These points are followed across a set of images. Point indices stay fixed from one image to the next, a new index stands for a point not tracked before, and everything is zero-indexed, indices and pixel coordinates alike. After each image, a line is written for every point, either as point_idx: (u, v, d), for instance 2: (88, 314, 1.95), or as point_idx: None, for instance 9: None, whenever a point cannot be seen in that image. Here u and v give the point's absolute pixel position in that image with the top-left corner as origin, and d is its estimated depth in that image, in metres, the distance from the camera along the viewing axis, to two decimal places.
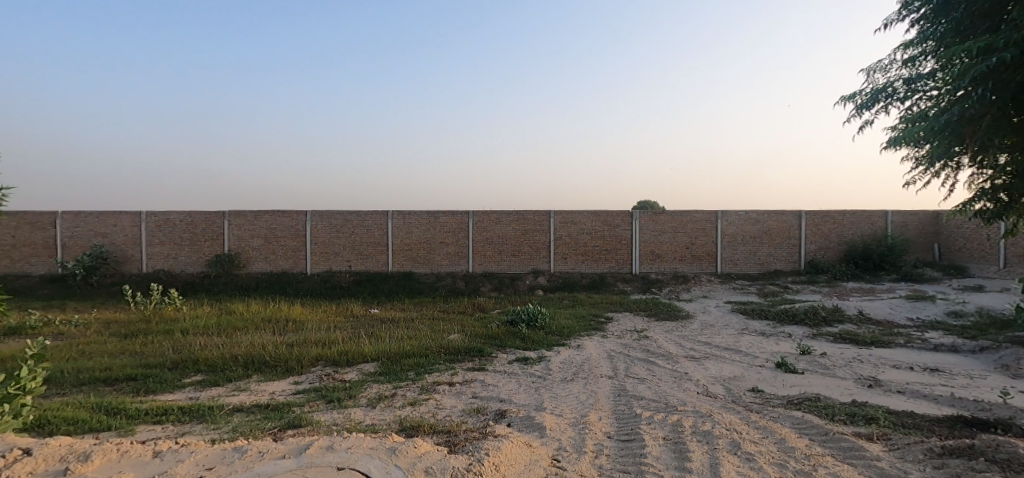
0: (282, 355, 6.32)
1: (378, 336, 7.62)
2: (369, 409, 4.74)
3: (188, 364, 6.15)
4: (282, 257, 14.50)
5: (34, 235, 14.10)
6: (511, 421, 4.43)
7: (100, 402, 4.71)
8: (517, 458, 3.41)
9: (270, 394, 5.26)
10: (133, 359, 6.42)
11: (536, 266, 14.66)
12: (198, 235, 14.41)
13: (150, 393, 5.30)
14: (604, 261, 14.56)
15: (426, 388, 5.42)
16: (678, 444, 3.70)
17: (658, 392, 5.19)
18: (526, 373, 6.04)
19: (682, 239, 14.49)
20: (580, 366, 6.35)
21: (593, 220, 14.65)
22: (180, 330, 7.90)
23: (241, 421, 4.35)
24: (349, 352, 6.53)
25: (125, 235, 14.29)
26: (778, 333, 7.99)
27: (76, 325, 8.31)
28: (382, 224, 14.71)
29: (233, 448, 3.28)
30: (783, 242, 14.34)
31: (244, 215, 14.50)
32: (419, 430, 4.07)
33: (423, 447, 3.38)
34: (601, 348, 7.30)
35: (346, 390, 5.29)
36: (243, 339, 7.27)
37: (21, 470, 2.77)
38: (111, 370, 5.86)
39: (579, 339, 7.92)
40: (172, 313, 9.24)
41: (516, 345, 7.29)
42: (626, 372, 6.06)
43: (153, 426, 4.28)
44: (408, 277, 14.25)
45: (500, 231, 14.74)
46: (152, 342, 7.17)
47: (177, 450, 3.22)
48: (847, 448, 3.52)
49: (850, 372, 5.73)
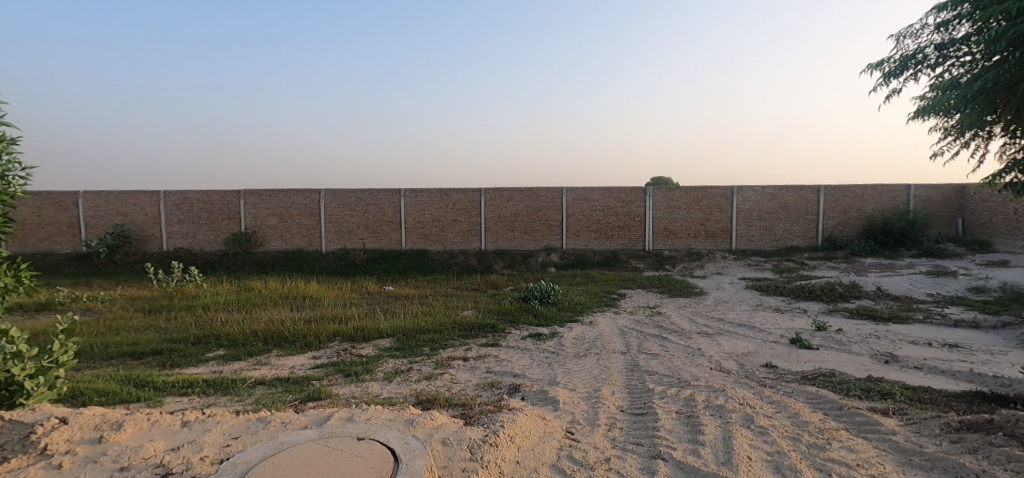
0: (300, 331, 6.46)
1: (393, 312, 7.74)
2: (386, 383, 4.85)
3: (210, 339, 6.32)
4: (297, 235, 14.70)
5: (57, 214, 14.43)
6: (525, 395, 4.50)
7: (129, 375, 4.88)
8: (532, 430, 3.48)
9: (290, 368, 5.40)
10: (158, 334, 6.60)
11: (549, 244, 14.69)
12: (216, 214, 14.62)
13: (175, 367, 5.46)
14: (617, 238, 14.51)
15: (441, 363, 5.51)
16: (690, 417, 3.74)
17: (671, 367, 5.23)
18: (539, 349, 6.10)
19: (696, 215, 14.35)
20: (592, 342, 6.40)
21: (607, 197, 14.52)
22: (202, 307, 8.09)
23: (263, 394, 4.50)
24: (365, 328, 6.64)
25: (145, 214, 14.57)
26: (793, 309, 7.94)
27: (103, 301, 8.56)
28: (395, 202, 14.75)
29: (256, 419, 3.39)
30: (800, 217, 14.12)
31: (259, 194, 14.64)
32: (436, 403, 4.18)
33: (440, 419, 3.47)
34: (614, 325, 7.34)
35: (363, 364, 5.40)
36: (263, 315, 7.43)
37: (59, 437, 2.91)
38: (137, 344, 6.05)
39: (591, 315, 7.97)
40: (193, 290, 9.46)
41: (528, 322, 7.35)
42: (638, 348, 6.09)
43: (180, 398, 4.44)
44: (421, 255, 14.37)
45: (513, 208, 14.73)
46: (174, 318, 7.38)
47: (204, 420, 3.33)
48: (862, 422, 3.53)
49: (867, 348, 5.70)
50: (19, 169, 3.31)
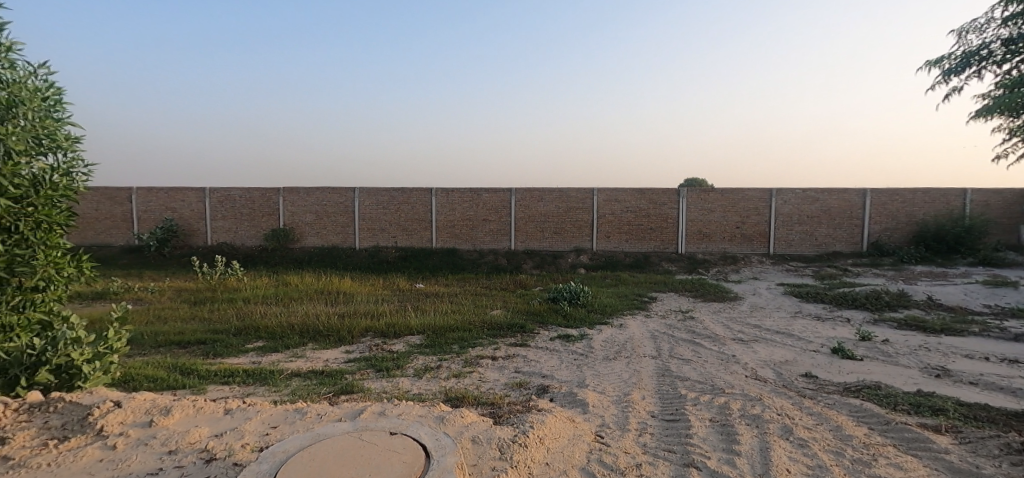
0: (334, 326, 6.62)
1: (424, 309, 7.86)
2: (416, 379, 4.93)
3: (250, 331, 6.55)
4: (332, 232, 15.08)
5: (113, 208, 15.24)
6: (553, 396, 4.49)
7: (176, 363, 5.10)
8: (561, 432, 3.46)
9: (324, 361, 5.54)
10: (202, 324, 6.89)
11: (579, 245, 14.60)
12: (256, 211, 15.13)
13: (218, 356, 5.69)
14: (649, 240, 14.29)
15: (470, 361, 5.56)
16: (726, 426, 3.65)
17: (704, 374, 5.11)
18: (568, 350, 6.07)
19: (732, 218, 13.99)
20: (622, 345, 6.32)
21: (639, 198, 14.33)
22: (242, 299, 8.39)
23: (298, 385, 4.63)
24: (396, 324, 6.75)
25: (191, 210, 15.21)
26: (835, 317, 7.66)
27: (153, 292, 8.99)
28: (426, 201, 14.95)
29: (294, 409, 3.49)
30: (843, 221, 13.59)
31: (297, 191, 15.07)
32: (464, 401, 4.23)
33: (469, 417, 3.50)
34: (644, 328, 7.25)
35: (394, 360, 5.50)
36: (298, 309, 7.65)
37: (113, 420, 3.05)
38: (183, 333, 6.33)
39: (621, 318, 7.87)
40: (234, 283, 9.84)
41: (558, 323, 7.31)
42: (670, 353, 5.98)
43: (222, 386, 4.62)
44: (451, 254, 14.49)
45: (543, 208, 14.70)
46: (217, 310, 7.68)
47: (245, 409, 3.45)
48: (912, 439, 3.37)
49: (915, 360, 5.43)
50: (83, 167, 3.50)
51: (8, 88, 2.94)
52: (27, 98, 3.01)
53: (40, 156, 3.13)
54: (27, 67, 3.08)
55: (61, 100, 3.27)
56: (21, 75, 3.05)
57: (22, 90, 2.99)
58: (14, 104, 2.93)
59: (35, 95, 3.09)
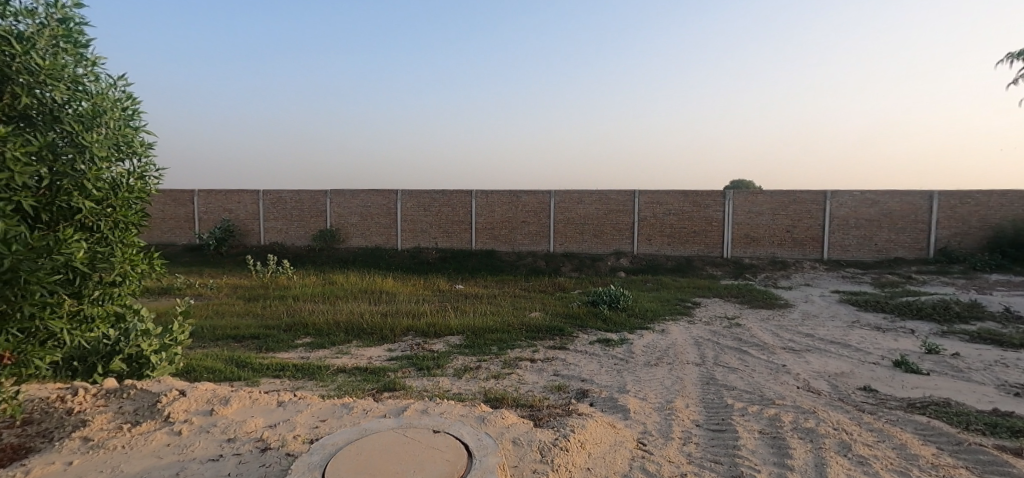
0: (377, 324, 6.78)
1: (463, 310, 7.94)
2: (456, 379, 4.98)
3: (298, 327, 6.80)
4: (376, 233, 15.48)
5: (176, 209, 16.21)
6: (593, 400, 4.44)
7: (232, 356, 5.36)
8: (602, 437, 3.42)
9: (367, 358, 5.69)
10: (255, 319, 7.21)
11: (619, 248, 14.40)
12: (305, 212, 15.71)
13: (269, 350, 5.94)
14: (693, 243, 13.93)
15: (509, 363, 5.57)
16: (777, 439, 3.50)
17: (752, 384, 4.93)
18: (607, 355, 5.99)
19: (782, 221, 13.45)
20: (664, 351, 6.19)
21: (682, 201, 14.00)
22: (292, 297, 8.73)
23: (344, 381, 4.77)
24: (436, 324, 6.85)
25: (246, 211, 15.97)
26: (897, 328, 7.22)
27: (211, 288, 9.50)
28: (466, 203, 15.12)
29: (341, 404, 3.60)
30: (905, 225, 12.83)
31: (343, 193, 15.55)
32: (503, 402, 4.24)
33: (510, 419, 3.51)
34: (687, 334, 7.06)
35: (435, 359, 5.59)
36: (343, 307, 7.89)
37: (178, 407, 3.24)
38: (238, 328, 6.65)
39: (663, 323, 7.70)
40: (284, 281, 10.26)
41: (598, 327, 7.23)
42: (715, 361, 5.80)
43: (273, 379, 4.82)
44: (490, 255, 14.58)
45: (583, 211, 14.59)
46: (269, 306, 8.03)
47: (297, 401, 3.59)
48: (986, 462, 3.14)
49: (990, 377, 5.05)
50: (153, 170, 3.56)
51: (93, 99, 2.93)
52: (109, 108, 3.01)
53: (118, 162, 3.13)
54: (107, 78, 3.07)
55: (135, 109, 3.29)
56: (102, 86, 3.06)
57: (105, 101, 2.99)
58: (100, 114, 2.92)
59: (115, 106, 3.10)
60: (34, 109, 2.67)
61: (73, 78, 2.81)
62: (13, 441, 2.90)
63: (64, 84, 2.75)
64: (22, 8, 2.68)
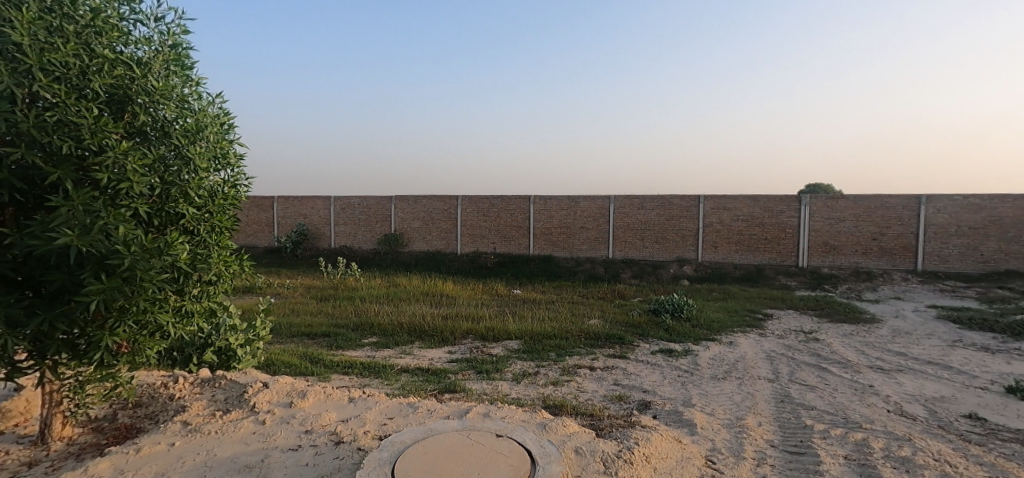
0: (438, 327, 6.90)
1: (522, 315, 7.93)
2: (515, 384, 4.96)
3: (364, 327, 7.06)
4: (437, 238, 15.85)
5: (257, 214, 17.41)
6: (657, 413, 4.27)
7: (305, 352, 5.64)
8: (669, 452, 3.27)
9: (429, 359, 5.80)
10: (325, 318, 7.57)
11: (683, 255, 13.87)
12: (371, 217, 16.36)
13: (338, 348, 6.20)
14: (765, 251, 13.19)
15: (567, 370, 5.48)
16: (865, 466, 3.20)
17: (835, 404, 4.55)
18: (671, 366, 5.75)
19: (867, 229, 12.44)
20: (733, 364, 5.86)
21: (753, 206, 13.30)
22: (359, 298, 9.10)
23: (406, 381, 4.88)
24: (495, 328, 6.87)
25: (318, 215, 16.87)
26: (1008, 350, 6.44)
27: (286, 287, 10.10)
28: (525, 208, 15.16)
29: (407, 403, 3.68)
30: (1016, 234, 11.49)
31: (407, 199, 16.06)
32: (563, 410, 4.17)
33: (572, 427, 3.43)
34: (759, 347, 6.66)
35: (494, 363, 5.60)
36: (406, 309, 8.12)
37: (263, 398, 3.44)
38: (310, 326, 6.99)
39: (731, 335, 7.31)
40: (352, 282, 10.72)
41: (660, 336, 6.97)
42: (791, 377, 5.42)
43: (342, 376, 5.02)
44: (548, 261, 14.51)
45: (645, 217, 14.20)
46: (338, 306, 8.40)
47: (366, 398, 3.71)
48: None
49: None
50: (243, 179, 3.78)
51: (196, 115, 3.13)
52: (209, 123, 3.22)
53: (215, 172, 3.34)
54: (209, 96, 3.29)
55: (232, 124, 3.50)
56: (203, 103, 3.28)
57: (205, 117, 3.20)
58: (202, 129, 3.12)
59: (214, 121, 3.31)
60: (148, 126, 2.89)
61: (181, 97, 3.02)
62: (126, 421, 3.28)
63: (173, 102, 2.95)
64: (139, 36, 2.93)
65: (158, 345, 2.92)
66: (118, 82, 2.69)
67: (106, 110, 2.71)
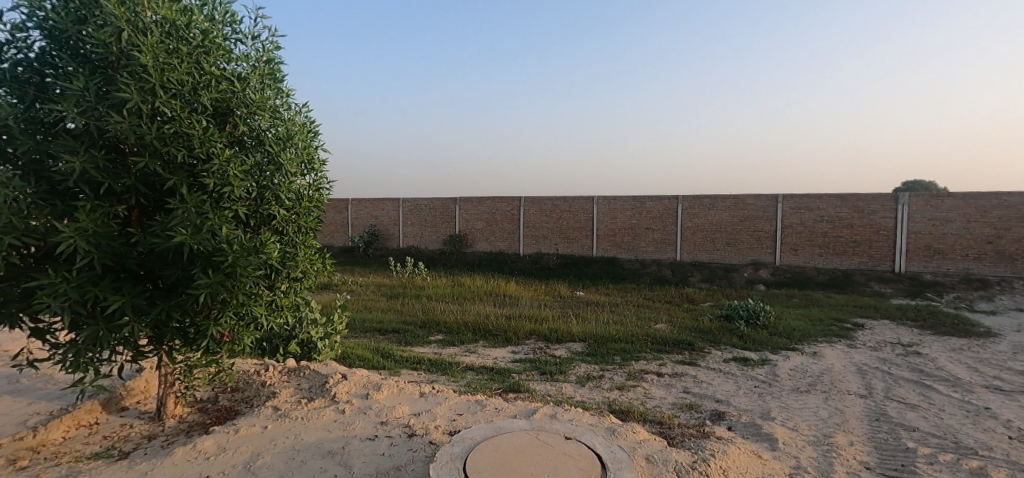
0: (502, 326, 6.94)
1: (586, 317, 7.80)
2: (579, 387, 4.88)
3: (431, 324, 7.23)
4: (500, 238, 15.99)
5: (333, 216, 18.41)
6: (732, 424, 4.04)
7: (376, 347, 5.87)
8: (748, 467, 3.08)
9: (493, 358, 5.84)
10: (395, 315, 7.84)
11: (757, 258, 13.11)
12: (437, 218, 16.81)
13: (407, 344, 6.40)
14: (854, 255, 12.19)
15: (633, 374, 5.32)
16: None
17: (942, 426, 4.10)
18: (745, 376, 5.43)
19: (980, 230, 11.15)
20: (817, 377, 5.44)
21: (839, 206, 12.35)
22: (426, 296, 9.35)
23: (472, 379, 4.94)
24: (558, 330, 6.80)
25: (387, 217, 17.56)
26: None
27: (359, 285, 10.58)
28: (588, 209, 14.96)
29: (475, 400, 3.71)
30: None
31: (471, 200, 16.34)
32: (631, 416, 4.05)
33: (643, 434, 3.31)
34: (847, 360, 6.13)
35: (557, 365, 5.54)
36: (471, 308, 8.24)
37: (342, 389, 3.60)
38: (381, 322, 7.27)
39: (814, 345, 6.79)
40: (420, 281, 11.05)
41: (733, 344, 6.60)
42: (887, 394, 4.95)
43: (412, 371, 5.17)
44: (612, 262, 14.21)
45: (715, 217, 13.56)
46: (406, 304, 8.68)
47: (436, 394, 3.78)
48: None
49: None
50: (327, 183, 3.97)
51: (286, 124, 3.33)
52: (298, 131, 3.41)
53: (302, 176, 3.53)
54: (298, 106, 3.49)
55: (317, 131, 3.69)
56: (293, 113, 3.48)
57: (295, 125, 3.39)
58: (292, 136, 3.32)
59: (302, 129, 3.50)
60: (246, 135, 3.11)
61: (274, 108, 3.23)
62: (226, 403, 3.57)
63: (267, 113, 3.16)
64: (240, 54, 3.16)
65: (254, 336, 3.12)
66: (223, 96, 2.92)
67: (212, 122, 2.94)
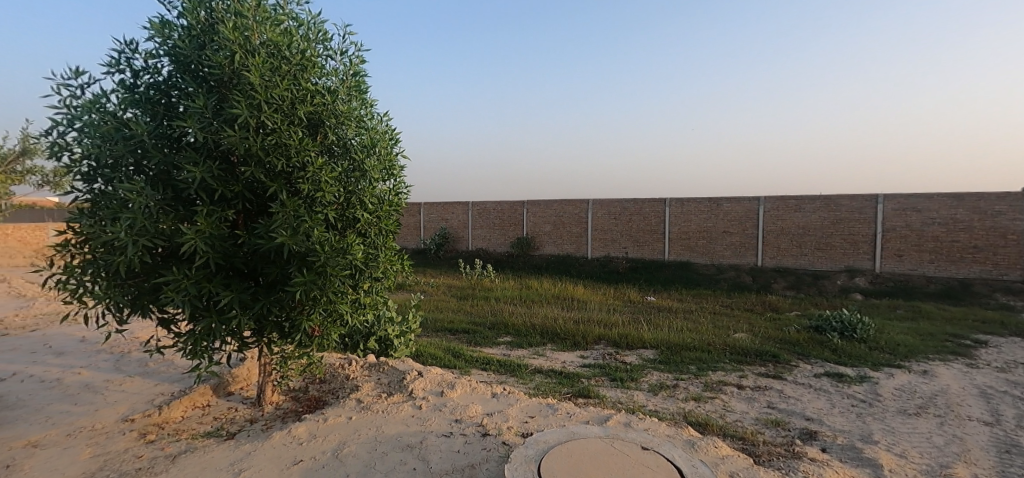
0: (570, 330, 6.85)
1: (658, 323, 7.52)
2: (651, 395, 4.69)
3: (499, 326, 7.30)
4: (568, 241, 15.85)
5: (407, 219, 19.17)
6: (826, 446, 3.71)
7: (447, 346, 6.01)
8: None
9: (562, 362, 5.77)
10: (466, 316, 7.99)
11: (852, 264, 12.01)
12: (505, 221, 16.99)
13: (477, 345, 6.49)
14: (972, 262, 10.84)
15: (711, 385, 5.04)
16: None
17: None
18: (841, 393, 4.96)
19: None
20: (927, 398, 4.86)
21: (953, 208, 11.05)
22: (494, 298, 9.46)
23: (541, 381, 4.91)
24: (629, 336, 6.60)
25: (457, 220, 18.00)
26: None
27: (431, 285, 10.92)
28: (659, 211, 14.47)
29: (547, 404, 3.68)
30: None
31: (539, 203, 16.35)
32: (710, 429, 3.83)
33: (725, 449, 3.12)
34: (966, 381, 5.44)
35: (628, 372, 5.37)
36: (539, 311, 8.22)
37: (417, 385, 3.72)
38: (452, 322, 7.44)
39: (923, 362, 6.08)
40: (488, 283, 11.21)
41: (824, 358, 6.07)
42: (1018, 422, 4.32)
43: (482, 371, 5.23)
44: (685, 267, 13.62)
45: (802, 220, 12.61)
46: (476, 305, 8.83)
47: (507, 395, 3.79)
48: None
49: None
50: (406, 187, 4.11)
51: (370, 133, 3.49)
52: (380, 139, 3.56)
53: (383, 182, 3.68)
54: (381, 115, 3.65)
55: (398, 138, 3.83)
56: (376, 122, 3.64)
57: (378, 133, 3.55)
58: (375, 144, 3.48)
59: (384, 136, 3.65)
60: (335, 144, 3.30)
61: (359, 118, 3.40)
62: (315, 393, 3.80)
63: (354, 123, 3.34)
64: (331, 69, 3.36)
65: (340, 331, 3.31)
66: (316, 109, 3.12)
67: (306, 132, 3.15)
